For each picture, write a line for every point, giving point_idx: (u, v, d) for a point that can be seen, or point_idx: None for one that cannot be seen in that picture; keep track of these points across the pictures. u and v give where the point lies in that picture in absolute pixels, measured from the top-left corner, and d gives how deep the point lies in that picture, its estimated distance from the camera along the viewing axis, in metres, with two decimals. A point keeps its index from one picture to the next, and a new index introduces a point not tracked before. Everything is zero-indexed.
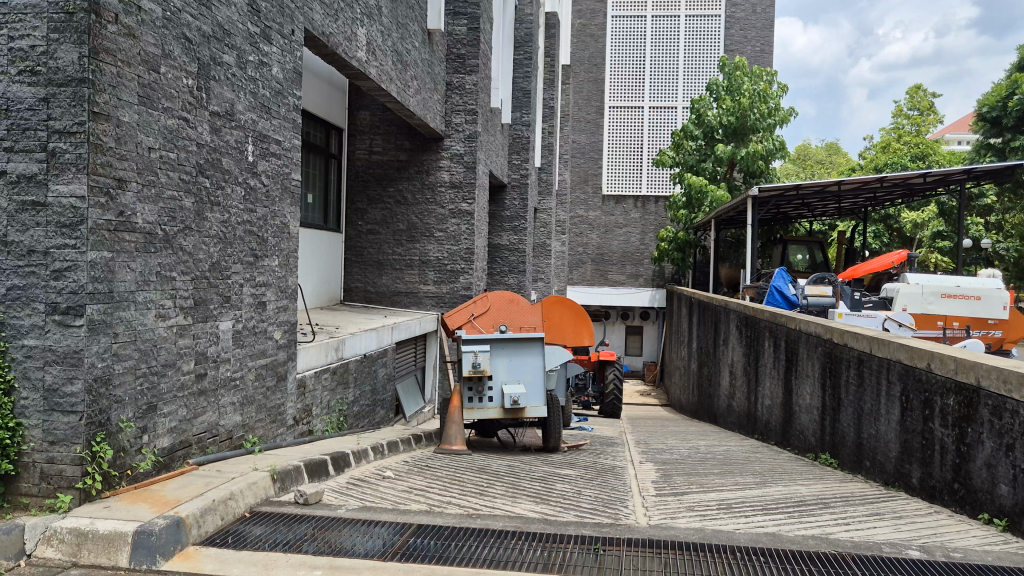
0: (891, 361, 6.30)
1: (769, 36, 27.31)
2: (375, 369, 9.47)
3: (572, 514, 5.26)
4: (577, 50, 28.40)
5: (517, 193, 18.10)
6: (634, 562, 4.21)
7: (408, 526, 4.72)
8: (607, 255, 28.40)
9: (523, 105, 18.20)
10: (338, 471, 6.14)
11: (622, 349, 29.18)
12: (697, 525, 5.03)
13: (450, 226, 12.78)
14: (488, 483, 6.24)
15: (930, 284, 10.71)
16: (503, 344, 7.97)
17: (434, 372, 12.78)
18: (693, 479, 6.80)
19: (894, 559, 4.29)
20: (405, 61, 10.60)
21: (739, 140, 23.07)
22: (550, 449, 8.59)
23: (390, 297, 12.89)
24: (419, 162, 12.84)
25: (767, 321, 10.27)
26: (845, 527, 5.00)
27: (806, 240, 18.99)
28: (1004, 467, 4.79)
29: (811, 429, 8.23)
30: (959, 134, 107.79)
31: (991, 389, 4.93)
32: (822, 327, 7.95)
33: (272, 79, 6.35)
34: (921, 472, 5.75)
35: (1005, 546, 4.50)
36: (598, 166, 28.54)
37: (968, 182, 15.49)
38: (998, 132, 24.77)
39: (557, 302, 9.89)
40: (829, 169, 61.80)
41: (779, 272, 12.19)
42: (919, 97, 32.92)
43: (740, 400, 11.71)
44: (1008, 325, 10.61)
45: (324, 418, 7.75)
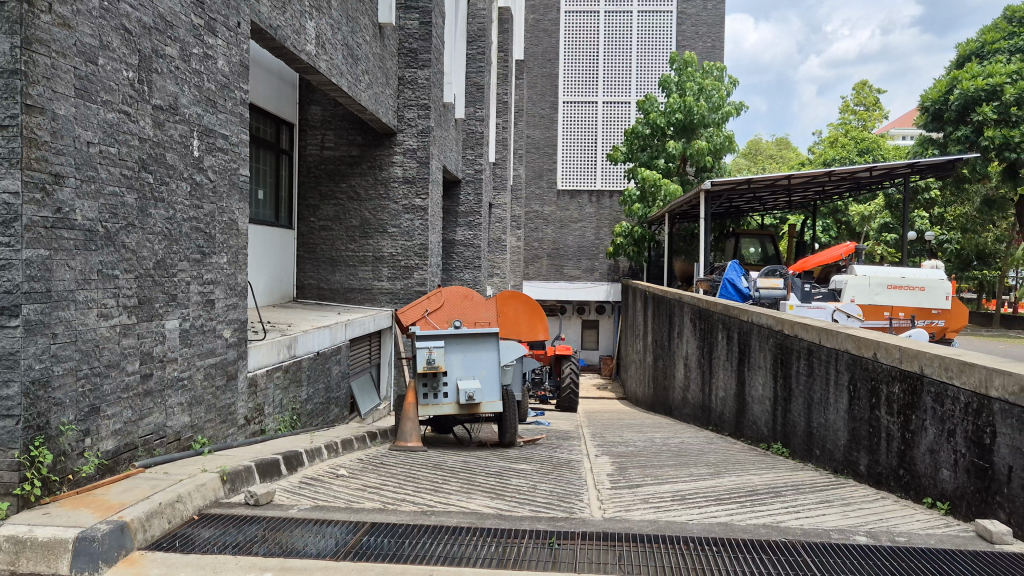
0: (839, 352, 6.42)
1: (719, 33, 27.61)
2: (329, 367, 9.37)
3: (527, 508, 5.26)
4: (531, 46, 28.44)
5: (471, 188, 18.06)
6: (589, 556, 4.21)
7: (361, 524, 4.66)
8: (562, 250, 28.49)
9: (477, 100, 18.11)
10: (290, 471, 6.05)
11: (578, 343, 29.36)
12: (651, 517, 5.06)
13: (403, 221, 12.67)
14: (443, 479, 6.20)
15: (877, 274, 10.87)
16: (458, 339, 7.93)
17: (390, 368, 12.69)
18: (647, 471, 6.84)
19: (841, 546, 4.37)
20: (355, 55, 10.47)
21: (690, 135, 23.31)
22: (506, 444, 8.57)
23: (344, 295, 12.77)
24: (373, 158, 12.71)
25: (720, 314, 10.42)
26: (795, 515, 5.08)
27: (759, 234, 19.26)
28: (946, 452, 4.91)
29: (764, 419, 8.36)
30: (905, 129, 110.77)
31: (934, 376, 5.03)
32: (774, 318, 8.07)
33: (218, 72, 6.22)
34: (868, 459, 5.87)
35: (947, 530, 4.61)
36: (552, 161, 28.61)
37: (912, 175, 15.87)
38: (939, 126, 25.44)
39: (512, 296, 9.89)
40: (779, 163, 62.97)
41: (732, 265, 12.38)
42: (865, 92, 33.65)
43: (695, 392, 11.86)
44: (951, 315, 10.85)
45: (276, 417, 7.62)
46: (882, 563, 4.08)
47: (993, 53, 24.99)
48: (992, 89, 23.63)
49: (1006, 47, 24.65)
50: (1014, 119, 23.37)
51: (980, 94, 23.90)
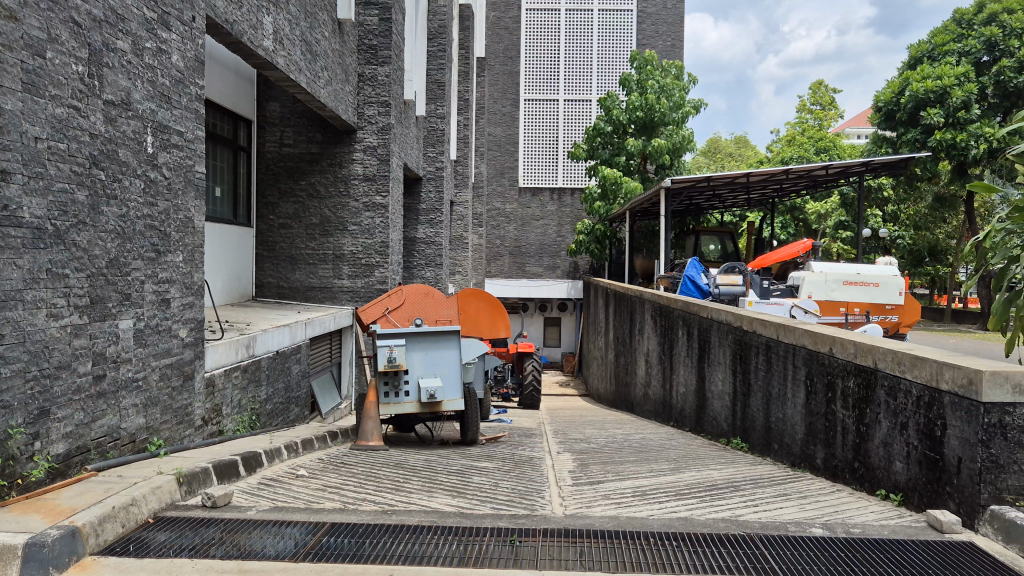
0: (796, 347, 6.51)
1: (679, 32, 27.84)
2: (289, 366, 9.27)
3: (489, 506, 5.26)
4: (492, 43, 28.40)
5: (433, 185, 17.99)
6: (551, 553, 4.21)
7: (321, 525, 4.62)
8: (524, 248, 28.55)
9: (438, 97, 18.01)
10: (249, 472, 5.97)
11: (540, 340, 29.47)
12: (612, 513, 5.09)
13: (364, 219, 12.56)
14: (404, 478, 6.17)
15: (833, 271, 11.08)
16: (419, 337, 7.90)
17: (351, 367, 12.59)
18: (609, 467, 6.88)
19: (798, 538, 4.44)
20: (314, 51, 10.35)
21: (650, 133, 23.49)
22: (468, 442, 8.56)
23: (304, 293, 12.64)
24: (332, 155, 12.58)
25: (680, 310, 10.52)
26: (753, 509, 5.15)
27: (718, 231, 19.48)
28: (899, 445, 5.01)
29: (723, 414, 8.46)
30: (858, 128, 113.03)
31: (888, 370, 5.13)
32: (732, 314, 8.18)
33: (172, 67, 6.11)
34: (825, 453, 5.97)
35: (900, 520, 4.70)
36: (514, 159, 28.60)
37: (866, 174, 16.18)
38: (893, 126, 25.99)
39: (473, 294, 9.87)
40: (738, 160, 63.85)
41: (691, 262, 12.55)
42: (820, 92, 34.23)
43: (656, 388, 11.96)
44: (904, 311, 11.12)
45: (234, 417, 7.51)
46: (838, 555, 4.15)
47: (943, 55, 25.56)
48: (941, 91, 24.20)
49: (955, 49, 25.22)
50: (963, 121, 23.98)
51: (930, 95, 24.46)
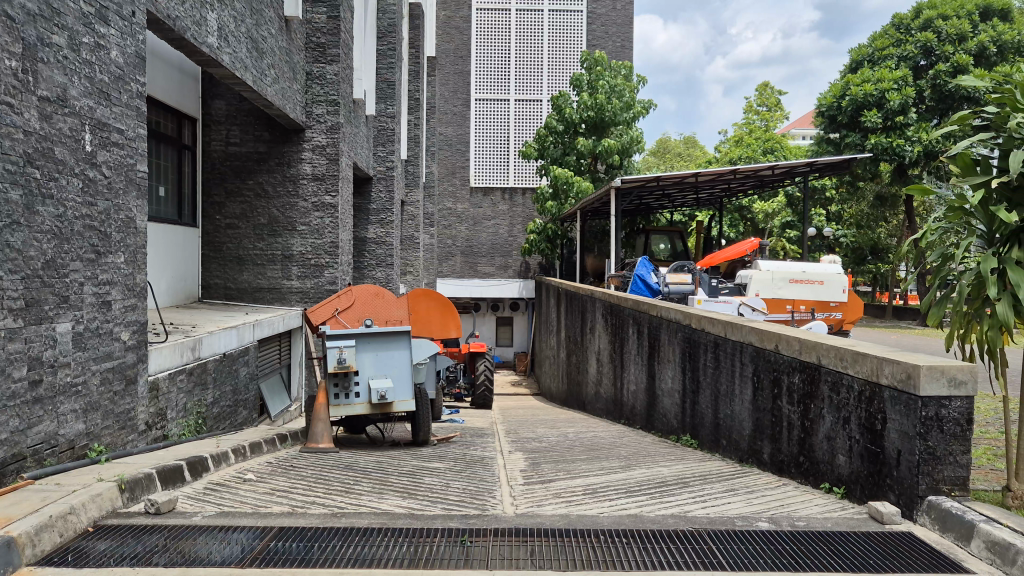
0: (743, 345, 6.62)
1: (629, 33, 28.07)
2: (236, 369, 9.10)
3: (440, 506, 5.25)
4: (443, 43, 28.32)
5: (383, 185, 17.85)
6: (501, 552, 4.21)
7: (269, 529, 4.55)
8: (475, 248, 28.54)
9: (387, 97, 17.85)
10: (195, 477, 5.86)
11: (492, 340, 29.51)
12: (562, 511, 5.11)
13: (313, 219, 12.39)
14: (354, 480, 6.11)
15: (779, 269, 11.28)
16: (369, 338, 7.84)
17: (301, 368, 12.43)
18: (559, 466, 6.91)
19: (745, 532, 4.52)
20: (261, 48, 10.19)
21: (601, 133, 23.69)
22: (419, 443, 8.51)
23: (252, 294, 12.45)
24: (280, 154, 12.38)
25: (630, 309, 10.61)
26: (701, 504, 5.22)
27: (667, 230, 19.72)
28: (841, 439, 5.12)
29: (673, 411, 8.56)
30: (802, 129, 115.65)
31: (830, 366, 5.24)
32: (682, 313, 8.28)
33: (111, 63, 5.95)
34: (771, 448, 6.08)
35: (843, 512, 4.81)
36: (465, 158, 28.54)
37: (811, 174, 16.52)
38: (835, 128, 26.64)
39: (424, 294, 9.84)
40: (687, 160, 64.82)
41: (641, 261, 12.67)
42: (766, 93, 34.89)
43: (607, 386, 12.04)
44: (847, 307, 11.45)
45: (180, 421, 7.37)
46: (783, 548, 4.23)
47: (883, 59, 26.19)
48: (879, 95, 24.86)
49: (894, 53, 25.82)
50: (901, 125, 24.68)
51: (869, 98, 25.10)
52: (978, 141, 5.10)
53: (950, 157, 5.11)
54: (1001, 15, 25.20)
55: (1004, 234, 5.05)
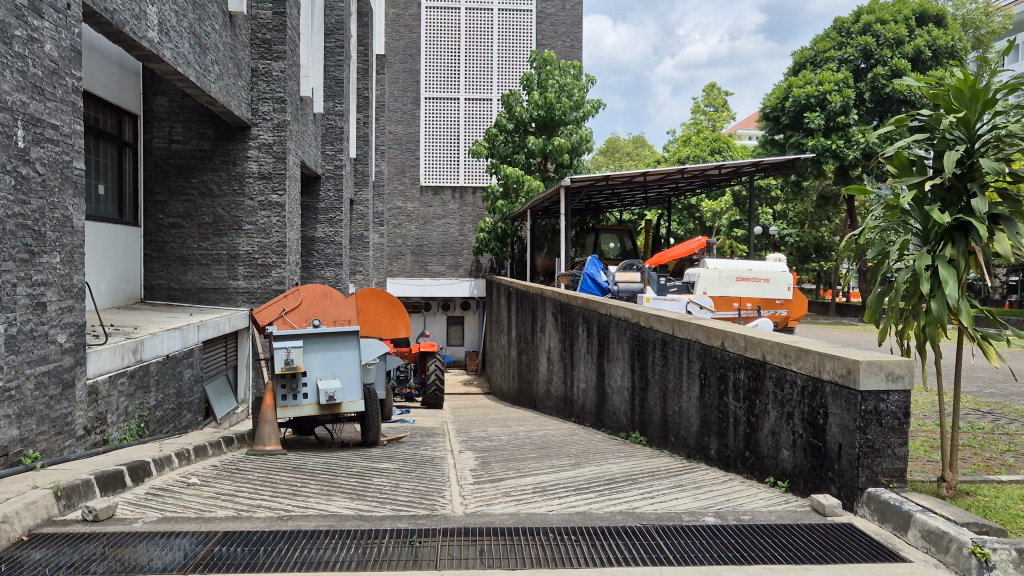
0: (690, 342, 6.69)
1: (578, 33, 28.22)
2: (180, 371, 8.90)
3: (389, 507, 5.20)
4: (392, 41, 28.12)
5: (332, 184, 17.64)
6: (450, 552, 4.19)
7: (212, 534, 4.46)
8: (426, 247, 28.44)
9: (336, 94, 17.62)
10: (136, 482, 5.71)
11: (443, 339, 29.43)
12: (512, 510, 5.10)
13: (260, 218, 12.22)
14: (302, 482, 6.03)
15: (726, 267, 11.44)
16: (317, 338, 7.74)
17: (248, 370, 12.21)
18: (510, 464, 6.91)
19: (691, 527, 4.57)
20: (204, 44, 9.99)
21: (550, 132, 23.79)
22: (369, 443, 8.41)
23: (196, 295, 12.18)
24: (225, 152, 12.17)
25: (580, 308, 10.67)
26: (649, 501, 5.27)
27: (617, 229, 19.89)
28: (785, 433, 5.22)
29: (622, 409, 8.63)
30: (748, 130, 118.13)
31: (775, 362, 5.33)
32: (630, 311, 8.35)
33: (45, 57, 5.78)
34: (718, 443, 6.17)
35: (787, 505, 4.91)
36: (415, 157, 28.38)
37: (756, 174, 16.83)
38: (780, 129, 27.19)
39: (372, 294, 9.76)
40: (637, 160, 65.61)
41: (591, 260, 12.75)
42: (714, 94, 35.43)
43: (558, 384, 12.09)
44: (792, 304, 11.68)
45: (120, 426, 7.18)
46: (728, 542, 4.29)
47: (824, 61, 26.77)
48: (820, 96, 25.46)
49: (836, 55, 26.39)
50: (843, 126, 25.29)
51: (811, 99, 25.67)
52: (914, 142, 5.23)
53: (887, 157, 5.26)
54: (936, 20, 25.93)
55: (938, 234, 5.20)
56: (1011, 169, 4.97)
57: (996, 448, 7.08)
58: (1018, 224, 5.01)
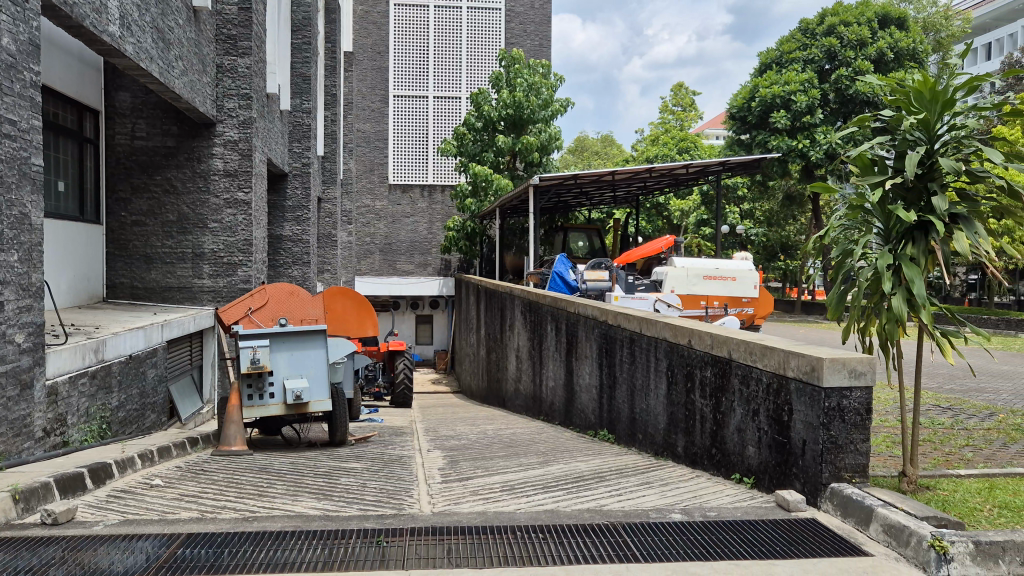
0: (657, 340, 6.74)
1: (547, 32, 28.25)
2: (143, 371, 8.77)
3: (356, 507, 5.16)
4: (360, 38, 27.95)
5: (299, 181, 17.49)
6: (417, 551, 4.18)
7: (175, 536, 4.40)
8: (394, 246, 28.33)
9: (303, 92, 17.45)
10: (97, 484, 5.61)
11: (412, 338, 29.34)
12: (480, 509, 5.09)
13: (225, 216, 12.04)
14: (268, 483, 5.97)
15: (693, 265, 11.53)
16: (284, 338, 7.67)
17: (213, 370, 12.06)
18: (478, 463, 6.90)
19: (658, 524, 4.60)
20: (167, 39, 9.83)
21: (519, 131, 23.81)
22: (337, 443, 8.34)
23: (160, 294, 12.01)
24: (189, 149, 11.95)
25: (549, 306, 10.69)
26: (617, 498, 5.29)
27: (585, 228, 19.97)
28: (751, 430, 5.27)
29: (591, 407, 8.66)
30: (715, 130, 119.38)
31: (740, 360, 5.39)
32: (598, 309, 8.38)
33: (2, 50, 5.65)
34: (685, 441, 6.21)
35: (752, 501, 4.96)
36: (383, 155, 28.23)
37: (723, 173, 16.99)
38: (746, 129, 27.47)
39: (340, 293, 9.70)
40: (605, 160, 65.99)
41: (559, 258, 12.76)
42: (681, 94, 35.70)
43: (526, 383, 12.10)
44: (758, 302, 11.79)
45: (81, 427, 7.05)
46: (694, 538, 4.32)
47: (789, 62, 27.09)
48: (786, 96, 25.79)
49: (801, 56, 26.72)
50: (808, 126, 25.63)
51: (776, 99, 25.97)
52: (877, 143, 5.33)
53: (850, 157, 5.33)
54: (898, 23, 26.38)
55: (899, 232, 5.28)
56: (969, 170, 5.08)
57: (956, 443, 7.21)
58: (976, 223, 5.11)
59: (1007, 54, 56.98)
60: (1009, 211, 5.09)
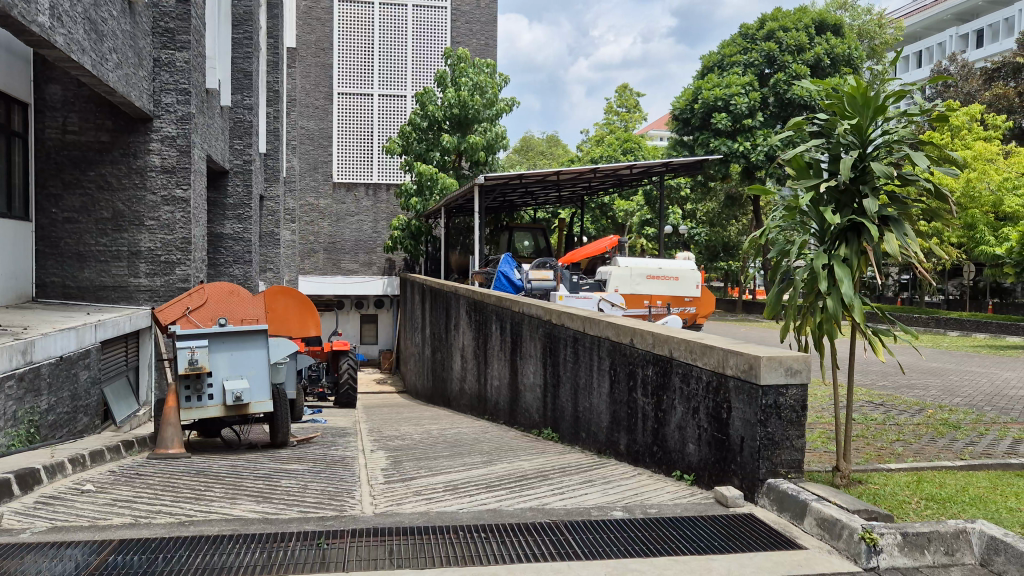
0: (600, 339, 6.79)
1: (492, 31, 28.26)
2: (75, 373, 8.50)
3: (295, 510, 5.09)
4: (303, 34, 27.59)
5: (240, 179, 17.17)
6: (359, 553, 4.14)
7: (107, 542, 4.28)
8: (338, 245, 28.04)
9: (244, 87, 17.13)
10: (25, 490, 5.44)
11: (357, 338, 29.09)
12: (422, 509, 5.07)
13: (162, 213, 11.75)
14: (206, 486, 5.85)
15: (637, 264, 11.66)
16: (223, 338, 7.52)
17: (150, 371, 11.77)
18: (422, 463, 6.87)
19: (599, 522, 4.64)
20: (100, 30, 9.54)
21: (465, 130, 23.77)
22: (278, 445, 8.19)
23: (95, 293, 11.67)
24: (125, 144, 11.63)
25: (493, 305, 10.70)
26: (559, 496, 5.32)
27: (531, 228, 20.03)
28: (691, 428, 5.35)
29: (535, 406, 8.70)
30: (660, 131, 121.48)
31: (681, 358, 5.46)
32: (542, 308, 8.42)
33: None
34: (627, 438, 6.28)
35: (692, 498, 5.03)
36: (327, 153, 27.91)
37: (666, 174, 17.21)
38: (689, 130, 27.88)
39: (281, 292, 9.57)
40: (551, 160, 66.45)
41: (504, 258, 12.75)
42: (625, 95, 36.11)
43: (471, 382, 12.09)
44: (700, 302, 11.97)
45: (8, 432, 6.82)
46: (634, 535, 4.37)
47: (730, 65, 27.60)
48: (727, 99, 26.25)
49: (741, 60, 27.26)
50: (748, 128, 26.22)
51: (717, 102, 26.43)
52: (812, 145, 5.44)
53: (787, 159, 5.43)
54: (834, 29, 27.09)
55: (833, 234, 5.42)
56: (900, 174, 5.23)
57: (887, 438, 7.44)
58: (905, 225, 5.29)
59: (936, 62, 59.23)
60: (938, 214, 5.26)
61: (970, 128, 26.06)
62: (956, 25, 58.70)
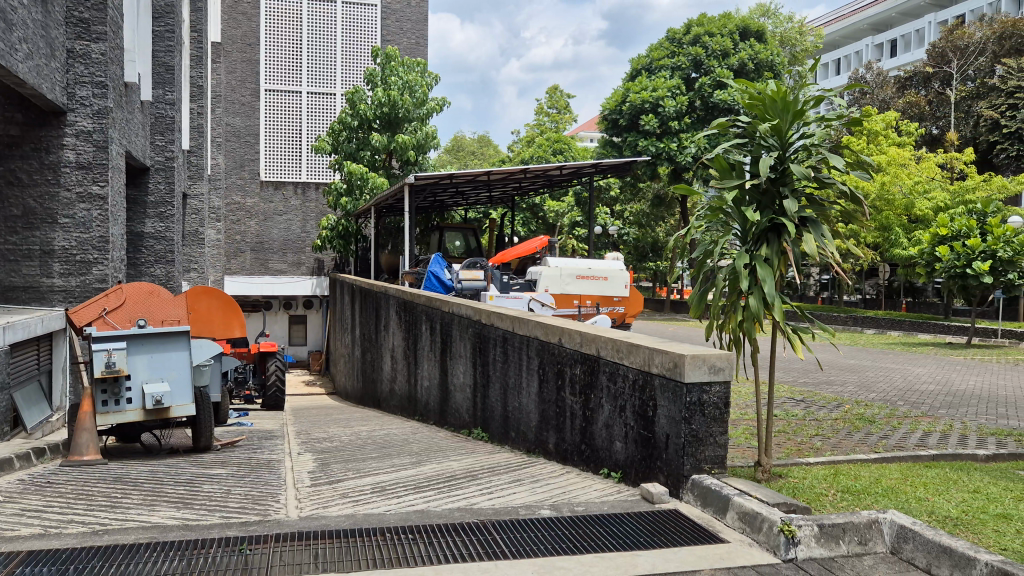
0: (529, 338, 6.80)
1: (423, 30, 28.11)
2: None
3: (217, 515, 4.96)
4: (228, 29, 26.96)
5: (161, 176, 16.62)
6: (283, 558, 4.05)
7: (13, 554, 4.08)
8: (266, 244, 27.51)
9: (165, 82, 16.59)
10: None
11: (285, 339, 28.59)
12: (349, 512, 5.00)
13: (78, 211, 11.26)
14: (123, 492, 5.66)
15: (567, 265, 11.72)
16: (143, 339, 7.27)
17: (65, 376, 11.29)
18: (350, 465, 6.76)
19: (527, 520, 4.65)
20: (9, 19, 9.11)
21: (394, 129, 23.59)
22: (200, 449, 7.95)
23: (3, 293, 11.03)
24: (37, 139, 11.06)
25: (423, 305, 10.62)
26: (488, 496, 5.31)
27: (461, 228, 19.96)
28: (618, 426, 5.40)
29: (465, 406, 8.67)
30: (589, 132, 123.21)
31: (608, 357, 5.51)
32: (472, 308, 8.38)
33: None
34: (556, 437, 6.31)
35: (618, 495, 5.09)
36: (254, 150, 27.33)
37: (595, 175, 17.39)
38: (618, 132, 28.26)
39: (204, 292, 9.31)
40: (481, 159, 66.71)
41: (434, 258, 12.66)
42: (556, 97, 36.42)
43: (401, 383, 11.98)
44: (628, 301, 12.14)
45: None
46: (561, 533, 4.39)
47: (658, 68, 28.11)
48: (655, 101, 26.70)
49: (668, 64, 27.81)
50: (673, 130, 26.80)
51: (645, 104, 26.85)
52: (733, 148, 5.53)
53: (711, 160, 5.49)
54: (757, 35, 27.82)
55: (755, 234, 5.54)
56: (818, 176, 5.38)
57: (806, 432, 7.66)
58: (822, 225, 5.45)
59: (853, 69, 61.59)
60: (852, 215, 5.43)
61: (886, 134, 27.09)
62: (870, 35, 61.10)
